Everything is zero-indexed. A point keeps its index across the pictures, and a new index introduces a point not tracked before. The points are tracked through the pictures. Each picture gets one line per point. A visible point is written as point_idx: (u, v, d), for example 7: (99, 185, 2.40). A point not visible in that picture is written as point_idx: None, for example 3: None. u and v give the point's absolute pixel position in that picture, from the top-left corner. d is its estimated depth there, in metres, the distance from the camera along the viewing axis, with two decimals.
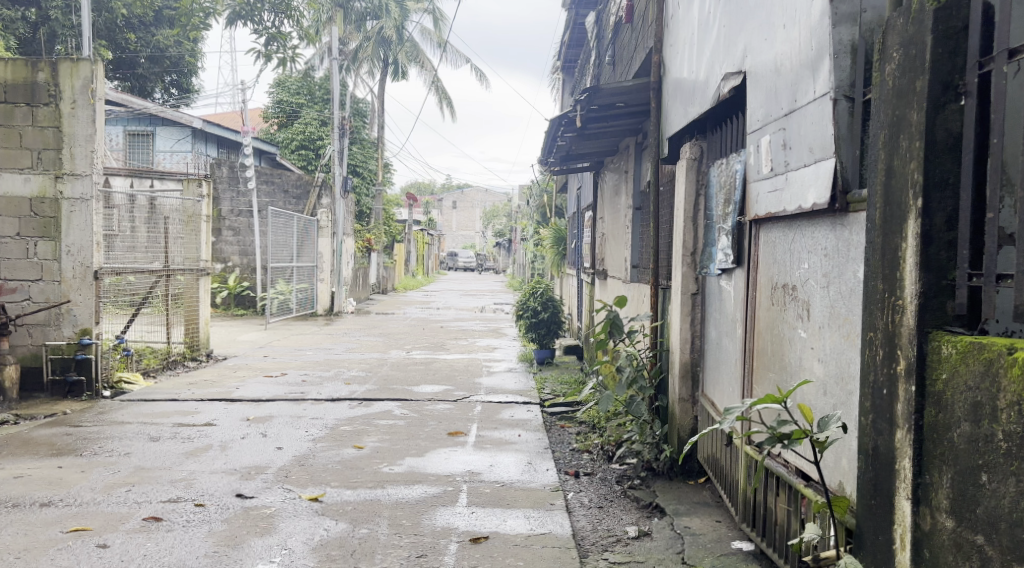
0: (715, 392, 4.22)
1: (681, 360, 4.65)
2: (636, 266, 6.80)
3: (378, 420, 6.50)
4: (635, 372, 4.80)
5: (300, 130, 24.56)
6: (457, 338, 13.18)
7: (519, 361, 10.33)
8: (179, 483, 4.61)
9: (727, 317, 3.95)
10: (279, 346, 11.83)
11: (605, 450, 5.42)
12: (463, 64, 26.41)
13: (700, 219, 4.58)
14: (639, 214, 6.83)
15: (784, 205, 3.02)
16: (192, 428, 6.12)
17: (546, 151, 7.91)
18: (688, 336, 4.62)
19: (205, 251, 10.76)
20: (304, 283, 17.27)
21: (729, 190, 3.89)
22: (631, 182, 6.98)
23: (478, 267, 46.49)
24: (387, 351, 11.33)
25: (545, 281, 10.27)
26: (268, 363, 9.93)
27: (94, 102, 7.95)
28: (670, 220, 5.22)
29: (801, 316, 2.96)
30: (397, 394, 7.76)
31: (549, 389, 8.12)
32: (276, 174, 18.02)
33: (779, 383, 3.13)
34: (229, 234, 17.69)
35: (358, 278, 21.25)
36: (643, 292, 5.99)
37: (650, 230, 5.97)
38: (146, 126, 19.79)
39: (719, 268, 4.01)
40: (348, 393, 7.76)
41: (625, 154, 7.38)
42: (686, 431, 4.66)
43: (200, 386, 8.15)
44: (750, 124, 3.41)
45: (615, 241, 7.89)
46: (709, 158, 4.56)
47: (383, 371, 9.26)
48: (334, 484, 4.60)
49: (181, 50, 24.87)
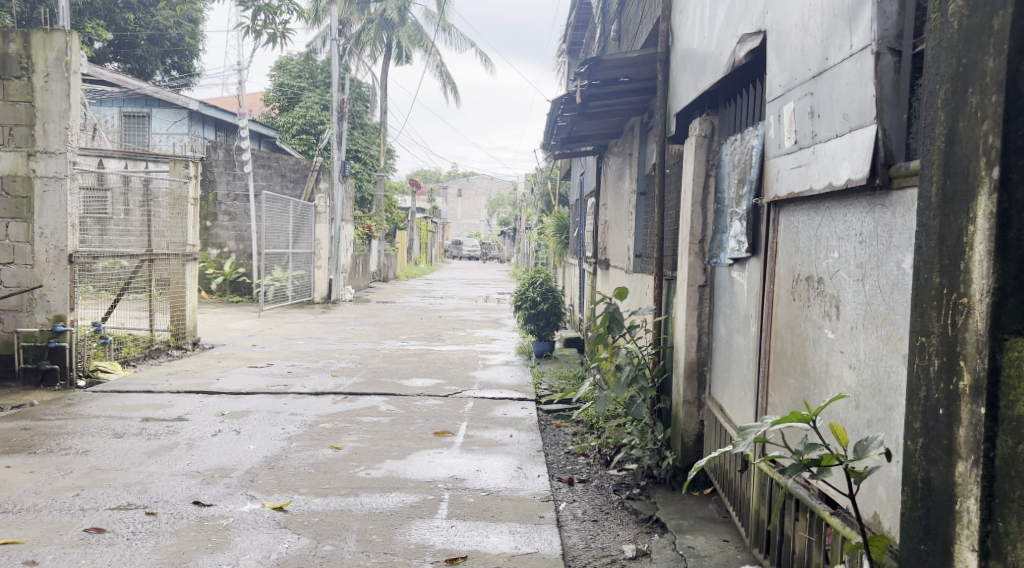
0: (725, 396, 3.79)
1: (686, 358, 4.22)
2: (639, 256, 6.37)
3: (362, 417, 6.10)
4: (636, 371, 4.37)
5: (300, 114, 24.11)
6: (455, 328, 12.76)
7: (517, 353, 9.91)
8: (133, 488, 4.20)
9: (740, 313, 3.51)
10: (270, 335, 11.43)
11: (602, 454, 5.00)
12: (468, 48, 25.98)
13: (710, 202, 4.14)
14: (644, 200, 6.39)
15: (811, 183, 2.59)
16: (161, 423, 5.71)
17: (547, 132, 7.45)
18: (695, 333, 4.19)
19: (193, 235, 10.34)
20: (301, 270, 16.86)
21: (744, 169, 3.45)
22: (635, 166, 6.53)
23: (483, 256, 46.06)
24: (381, 342, 10.91)
25: (546, 271, 9.85)
26: (256, 352, 9.53)
27: (68, 75, 7.50)
28: (676, 205, 4.79)
29: (829, 315, 2.54)
30: (385, 387, 7.35)
31: (547, 385, 7.70)
32: (274, 158, 17.59)
33: (801, 391, 2.71)
34: (225, 219, 17.25)
35: (358, 265, 20.83)
36: (646, 284, 5.57)
37: (655, 216, 5.54)
38: (142, 107, 19.40)
39: (730, 257, 3.57)
40: (334, 386, 7.35)
41: (629, 136, 6.93)
42: (691, 437, 4.24)
43: (179, 377, 7.75)
44: (770, 91, 2.97)
45: (618, 229, 7.44)
46: (722, 135, 4.12)
47: (374, 363, 8.85)
48: (303, 491, 4.19)
49: (181, 31, 24.44)
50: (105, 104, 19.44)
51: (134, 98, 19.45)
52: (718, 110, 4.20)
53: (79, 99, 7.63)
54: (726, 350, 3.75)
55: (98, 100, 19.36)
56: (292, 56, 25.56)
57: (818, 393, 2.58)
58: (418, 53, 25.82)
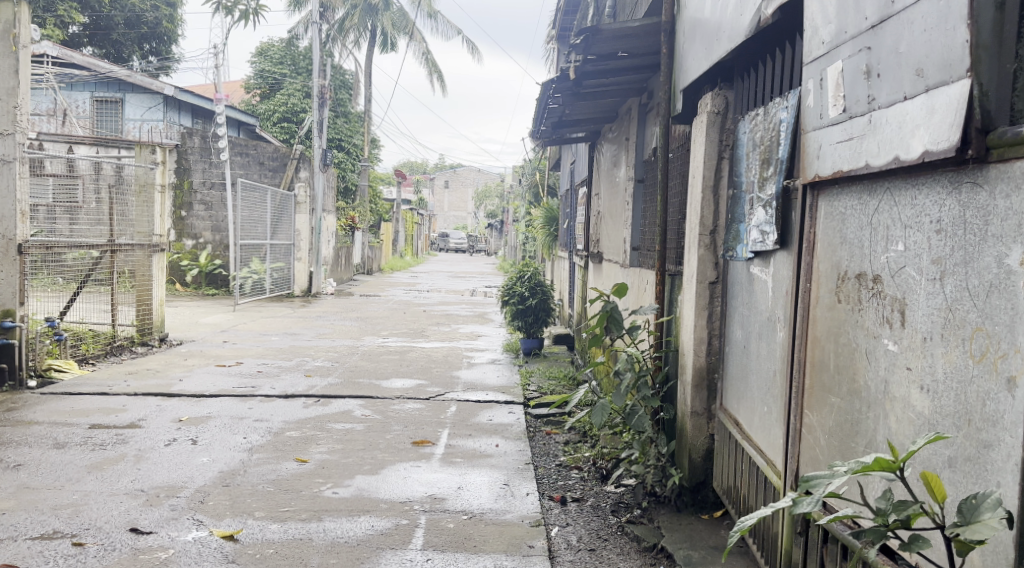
0: (741, 410, 3.31)
1: (694, 365, 3.72)
2: (637, 250, 5.88)
3: (333, 423, 5.57)
4: (638, 377, 3.88)
5: (282, 101, 23.46)
6: (439, 324, 12.24)
7: (504, 351, 9.41)
8: (63, 512, 3.67)
9: (762, 314, 3.02)
10: (243, 330, 10.87)
11: (598, 468, 4.51)
12: (454, 35, 25.42)
13: (723, 185, 3.65)
14: (642, 189, 5.90)
15: (867, 158, 2.10)
16: (109, 431, 5.17)
17: (538, 115, 6.93)
18: (704, 335, 3.70)
19: (161, 224, 9.75)
20: (280, 261, 16.28)
21: (769, 146, 2.95)
22: (631, 151, 6.04)
23: (469, 248, 45.50)
24: (361, 338, 10.38)
25: (535, 266, 9.37)
26: (226, 350, 8.99)
27: (16, 49, 6.95)
28: (681, 192, 4.30)
29: (889, 321, 2.05)
30: (362, 389, 6.83)
31: (536, 386, 7.21)
32: (251, 145, 16.97)
33: (850, 414, 2.22)
34: (201, 209, 16.63)
35: (340, 258, 20.25)
36: (646, 281, 5.08)
37: (656, 205, 5.06)
38: (115, 92, 18.70)
39: (752, 251, 3.08)
40: (306, 388, 6.82)
41: (626, 121, 6.43)
42: (699, 453, 3.75)
43: (138, 377, 7.19)
44: (809, 51, 2.47)
45: (612, 221, 6.95)
46: (737, 111, 3.62)
47: (351, 362, 8.32)
48: (258, 515, 3.67)
49: (158, 15, 23.71)
50: (77, 89, 18.75)
51: (107, 82, 18.73)
52: (732, 83, 3.70)
53: (30, 76, 7.06)
54: (744, 357, 3.27)
55: (69, 84, 18.63)
56: (273, 43, 24.93)
57: (873, 418, 2.09)
58: (403, 40, 25.21)
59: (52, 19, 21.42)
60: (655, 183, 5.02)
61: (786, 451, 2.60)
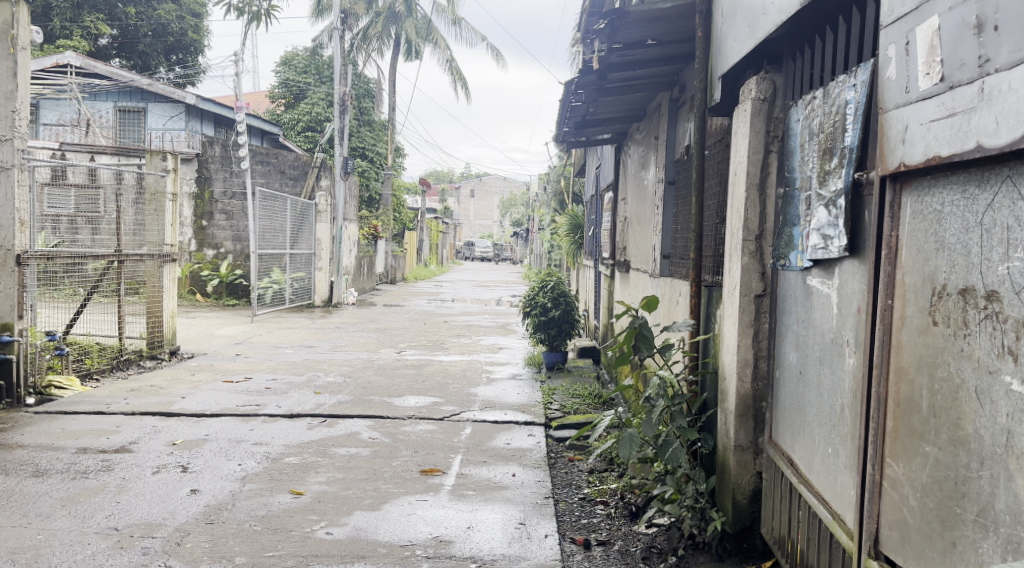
0: (796, 448, 2.83)
1: (738, 392, 3.23)
2: (669, 259, 5.39)
3: (336, 448, 5.12)
4: (672, 405, 3.39)
5: (305, 110, 23.25)
6: (460, 336, 11.79)
7: (526, 365, 8.93)
8: (22, 556, 3.26)
9: (824, 335, 2.53)
10: (257, 343, 10.50)
11: (626, 503, 4.02)
12: (478, 42, 25.10)
13: (771, 182, 3.19)
14: (674, 191, 5.39)
15: (978, 138, 1.62)
16: (96, 457, 4.77)
17: (560, 114, 6.48)
18: (748, 358, 3.21)
19: (172, 234, 9.43)
20: (300, 271, 15.95)
21: (833, 133, 2.47)
22: (662, 151, 5.54)
23: (494, 257, 45.17)
24: (378, 351, 9.95)
25: (558, 274, 8.84)
26: (237, 364, 8.60)
27: (14, 52, 6.62)
28: (720, 192, 3.82)
29: (1012, 353, 1.56)
30: (372, 408, 6.39)
31: (558, 404, 6.71)
32: (272, 154, 16.69)
33: (955, 470, 1.72)
34: (222, 218, 16.36)
35: (363, 267, 19.92)
36: (679, 293, 4.60)
37: (690, 209, 4.57)
38: (138, 101, 18.44)
39: (812, 259, 2.60)
40: (313, 407, 6.39)
41: (655, 119, 5.94)
42: (745, 494, 3.25)
43: (140, 394, 6.81)
44: (890, 9, 1.98)
45: (640, 228, 6.45)
46: (788, 97, 3.14)
47: (364, 377, 7.89)
48: (238, 561, 3.23)
49: (184, 24, 23.54)
50: (100, 98, 18.59)
51: (130, 92, 18.53)
52: (779, 65, 3.22)
53: (29, 79, 6.75)
54: (800, 385, 2.78)
55: (92, 94, 18.48)
56: (298, 52, 24.76)
57: (989, 478, 1.60)
58: (427, 48, 24.94)
59: (79, 30, 21.39)
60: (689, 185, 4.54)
61: (860, 508, 2.10)
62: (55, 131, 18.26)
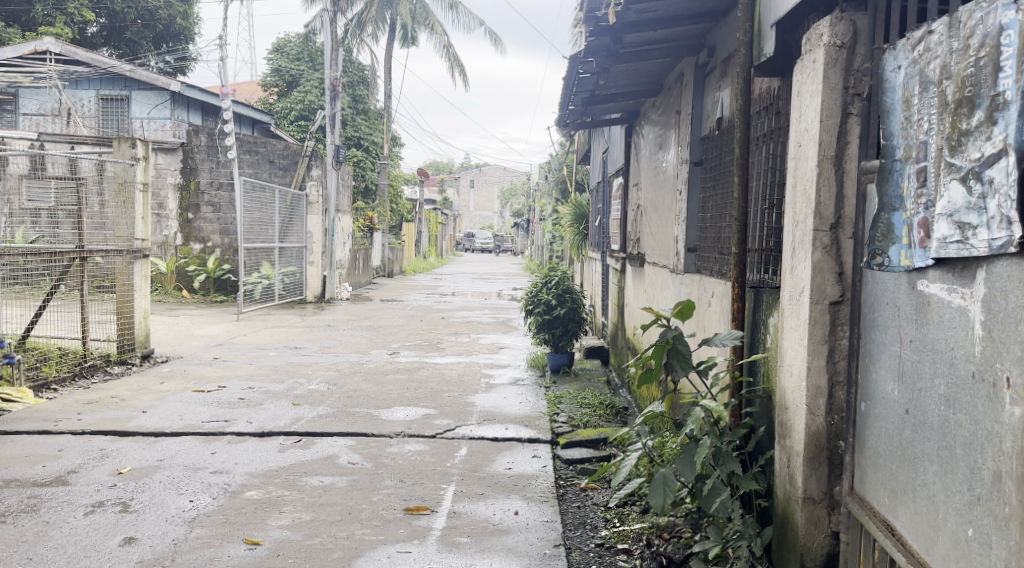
0: (900, 510, 2.11)
1: (808, 427, 2.52)
2: (696, 252, 4.66)
3: (308, 477, 4.38)
4: (717, 444, 2.67)
5: (298, 99, 22.46)
6: (457, 334, 11.04)
7: (529, 368, 8.19)
8: None
9: (960, 363, 1.81)
10: (240, 344, 9.76)
11: (655, 552, 3.31)
12: (476, 26, 24.32)
13: (852, 156, 2.48)
14: (701, 174, 4.64)
15: None
16: (23, 493, 4.03)
17: (566, 86, 5.75)
18: (821, 386, 2.51)
19: (143, 228, 8.65)
20: (291, 266, 15.16)
21: (975, 77, 1.74)
22: (685, 127, 4.81)
23: (495, 249, 44.47)
24: (368, 353, 9.19)
25: (563, 269, 8.07)
26: (213, 370, 7.85)
27: None
28: (779, 171, 3.10)
29: None
30: (356, 423, 5.65)
31: (565, 416, 5.97)
32: (260, 142, 15.89)
33: None
34: (208, 211, 15.57)
35: (358, 260, 19.16)
36: (713, 293, 3.89)
37: (729, 192, 3.84)
38: (120, 89, 17.60)
39: (937, 256, 1.88)
40: (289, 422, 5.64)
41: (676, 91, 5.20)
42: (817, 559, 2.52)
43: (96, 408, 6.06)
44: None
45: (657, 217, 5.72)
46: (876, 41, 2.42)
47: (351, 385, 7.14)
48: None
49: (172, 11, 22.69)
50: (82, 86, 17.77)
51: (112, 79, 17.67)
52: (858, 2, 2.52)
53: None
54: (906, 429, 2.07)
55: (73, 82, 17.64)
56: (291, 38, 23.96)
57: None
58: (423, 34, 24.09)
59: (62, 17, 20.50)
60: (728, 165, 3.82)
61: None
62: (35, 120, 17.66)
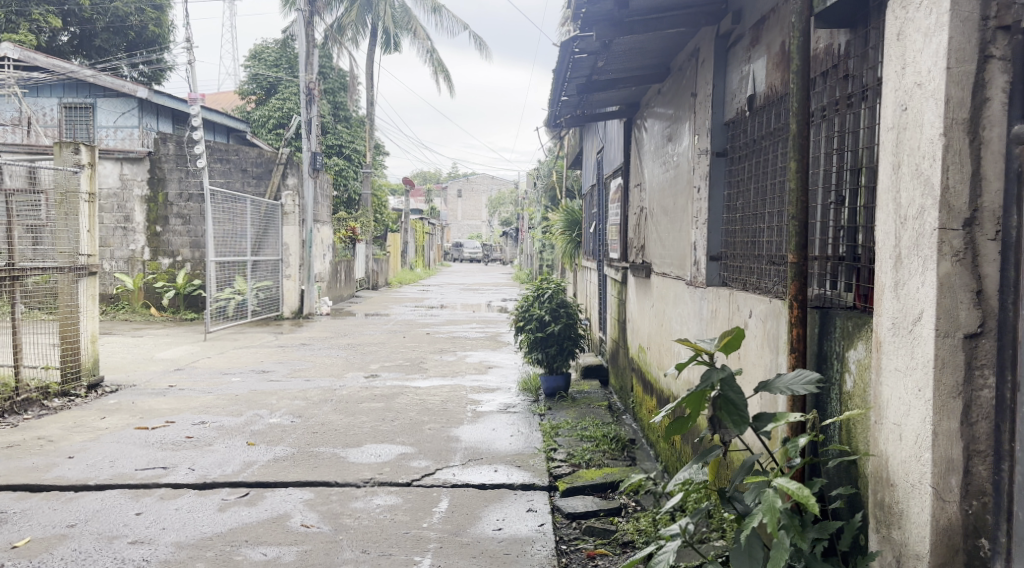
0: None
1: (934, 520, 1.72)
2: (721, 260, 3.85)
3: (249, 548, 3.53)
4: (798, 543, 1.87)
5: (276, 106, 21.55)
6: (442, 352, 10.17)
7: (521, 391, 7.34)
8: None
9: None
10: (202, 368, 8.87)
11: None
12: (460, 31, 23.55)
13: (995, 118, 1.70)
14: (725, 166, 3.85)
15: None
16: None
17: (558, 69, 5.00)
18: (954, 458, 1.72)
19: (89, 242, 7.76)
20: (265, 280, 14.26)
21: None
22: (704, 111, 4.03)
23: (484, 258, 43.65)
24: (342, 376, 8.32)
25: (558, 281, 7.22)
26: (164, 402, 6.96)
27: None
28: (863, 154, 2.31)
29: None
30: (318, 468, 4.80)
31: (564, 452, 5.15)
32: (232, 150, 15.01)
33: None
34: (177, 223, 14.64)
35: (339, 273, 18.26)
36: (749, 313, 3.13)
37: (779, 185, 3.04)
38: (85, 97, 16.71)
39: None
40: (238, 469, 4.78)
41: (689, 73, 4.43)
42: None
43: (16, 454, 5.17)
44: None
45: (667, 221, 4.92)
46: None
47: (318, 417, 6.28)
48: None
49: (144, 18, 21.61)
50: (43, 94, 16.83)
51: (76, 86, 16.81)
52: None
53: None
54: None
55: (34, 89, 16.69)
56: (268, 44, 23.06)
57: None
58: (405, 39, 23.27)
59: (26, 24, 19.53)
60: (780, 153, 3.03)
61: None
62: None
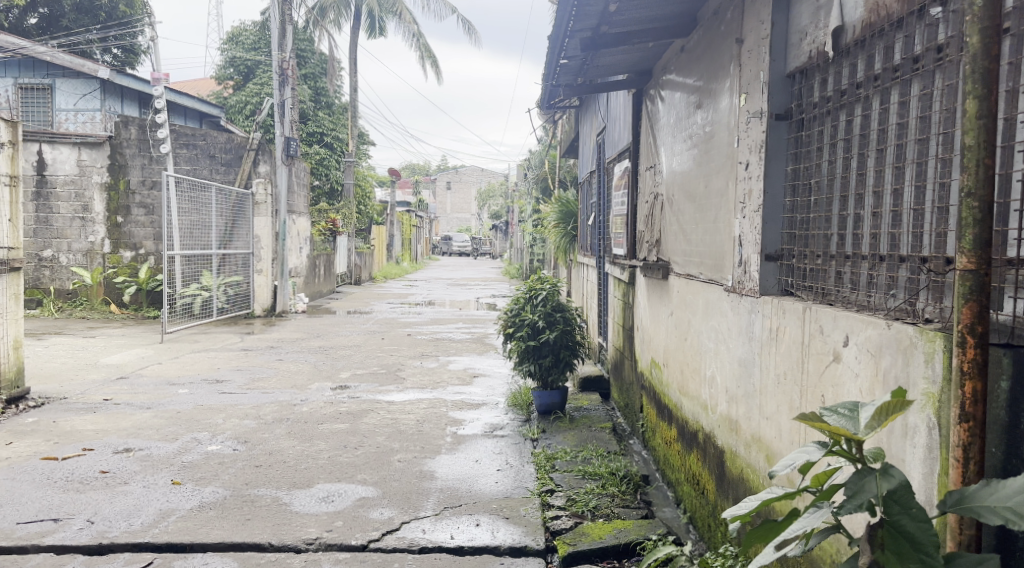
0: None
1: None
2: (782, 261, 2.84)
3: None
4: None
5: (252, 91, 20.33)
6: (424, 357, 9.11)
7: (510, 408, 6.34)
8: None
9: None
10: (148, 377, 7.77)
11: None
12: (448, 14, 22.43)
13: None
14: (788, 131, 2.83)
15: None
16: None
17: (557, 18, 3.97)
18: None
19: (11, 234, 6.63)
20: (235, 276, 13.14)
21: None
22: (755, 59, 3.00)
23: (474, 252, 42.51)
24: (306, 388, 7.26)
25: (554, 281, 6.18)
26: (90, 423, 5.88)
27: None
28: None
29: None
30: (251, 522, 3.76)
31: (562, 495, 4.14)
32: (200, 134, 13.86)
33: None
34: (140, 214, 13.44)
35: (317, 267, 17.11)
36: (843, 340, 2.18)
37: (908, 154, 2.02)
38: (43, 77, 15.56)
39: None
40: (148, 523, 3.74)
41: (729, 14, 3.41)
42: None
43: None
44: None
45: (694, 211, 3.92)
46: None
47: (269, 444, 5.22)
48: None
49: None
50: None
51: (32, 65, 15.65)
52: None
53: None
54: None
55: None
56: (246, 26, 21.82)
57: None
58: (391, 23, 22.04)
59: None
60: (908, 104, 2.02)
61: None
62: None
